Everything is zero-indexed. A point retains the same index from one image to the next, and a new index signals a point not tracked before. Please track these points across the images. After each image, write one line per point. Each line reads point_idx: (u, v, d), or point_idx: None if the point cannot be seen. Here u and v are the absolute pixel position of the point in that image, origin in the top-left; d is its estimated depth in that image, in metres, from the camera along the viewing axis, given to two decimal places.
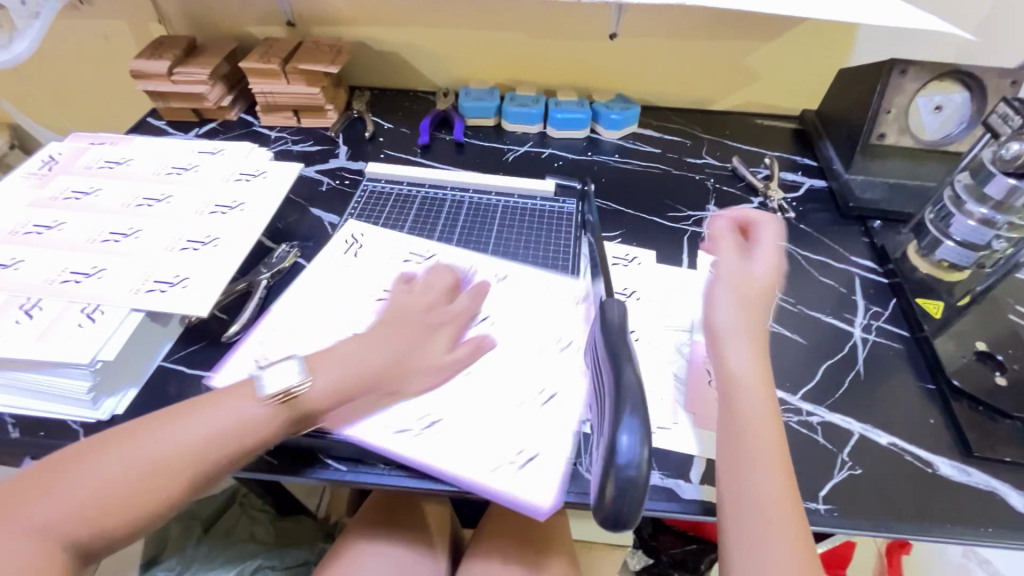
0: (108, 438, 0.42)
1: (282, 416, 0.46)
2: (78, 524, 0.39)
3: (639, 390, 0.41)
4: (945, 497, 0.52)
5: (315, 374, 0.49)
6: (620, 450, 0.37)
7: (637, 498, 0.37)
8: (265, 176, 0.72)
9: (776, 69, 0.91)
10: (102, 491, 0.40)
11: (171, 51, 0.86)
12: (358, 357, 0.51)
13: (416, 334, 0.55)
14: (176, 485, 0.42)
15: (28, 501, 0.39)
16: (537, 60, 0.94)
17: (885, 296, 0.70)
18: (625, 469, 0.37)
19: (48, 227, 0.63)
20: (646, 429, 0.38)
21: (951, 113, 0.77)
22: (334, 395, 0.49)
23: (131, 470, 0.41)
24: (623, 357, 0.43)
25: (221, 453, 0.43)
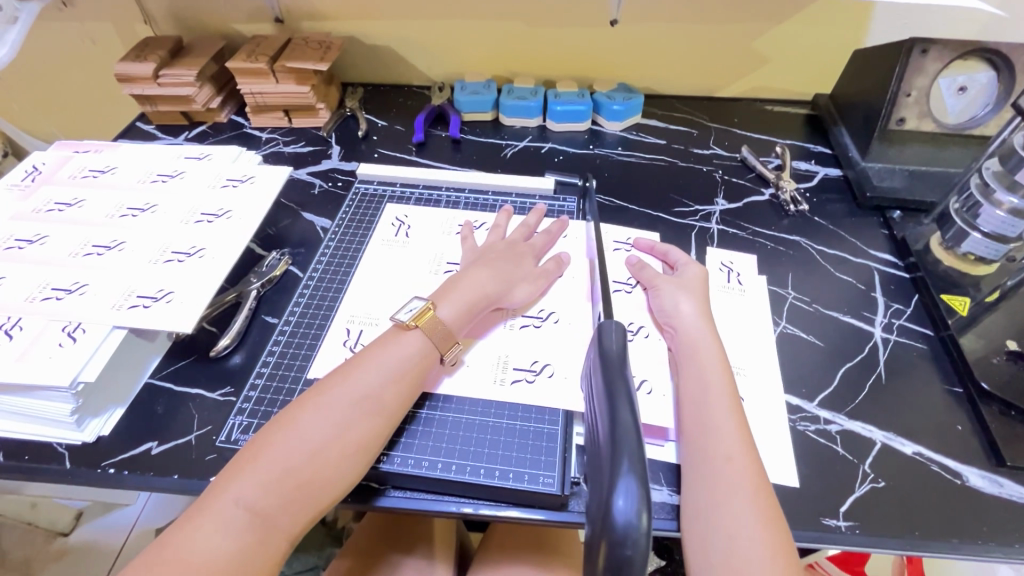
0: (237, 459, 0.43)
1: (435, 333, 0.52)
2: (240, 540, 0.39)
3: (637, 438, 0.37)
4: (975, 511, 0.49)
5: (439, 303, 0.54)
6: (615, 511, 0.34)
7: (637, 567, 0.33)
8: (252, 182, 0.69)
9: (787, 52, 0.86)
10: (254, 503, 0.41)
11: (155, 53, 0.84)
12: (475, 281, 0.57)
13: (509, 259, 0.61)
14: (317, 484, 0.43)
15: (184, 523, 0.40)
16: (535, 50, 0.90)
17: (906, 292, 0.66)
18: (622, 534, 0.33)
19: (30, 241, 0.61)
20: (644, 488, 0.35)
21: (976, 94, 0.72)
22: (467, 311, 0.55)
23: (269, 478, 0.41)
24: (620, 395, 0.40)
25: (351, 443, 0.44)
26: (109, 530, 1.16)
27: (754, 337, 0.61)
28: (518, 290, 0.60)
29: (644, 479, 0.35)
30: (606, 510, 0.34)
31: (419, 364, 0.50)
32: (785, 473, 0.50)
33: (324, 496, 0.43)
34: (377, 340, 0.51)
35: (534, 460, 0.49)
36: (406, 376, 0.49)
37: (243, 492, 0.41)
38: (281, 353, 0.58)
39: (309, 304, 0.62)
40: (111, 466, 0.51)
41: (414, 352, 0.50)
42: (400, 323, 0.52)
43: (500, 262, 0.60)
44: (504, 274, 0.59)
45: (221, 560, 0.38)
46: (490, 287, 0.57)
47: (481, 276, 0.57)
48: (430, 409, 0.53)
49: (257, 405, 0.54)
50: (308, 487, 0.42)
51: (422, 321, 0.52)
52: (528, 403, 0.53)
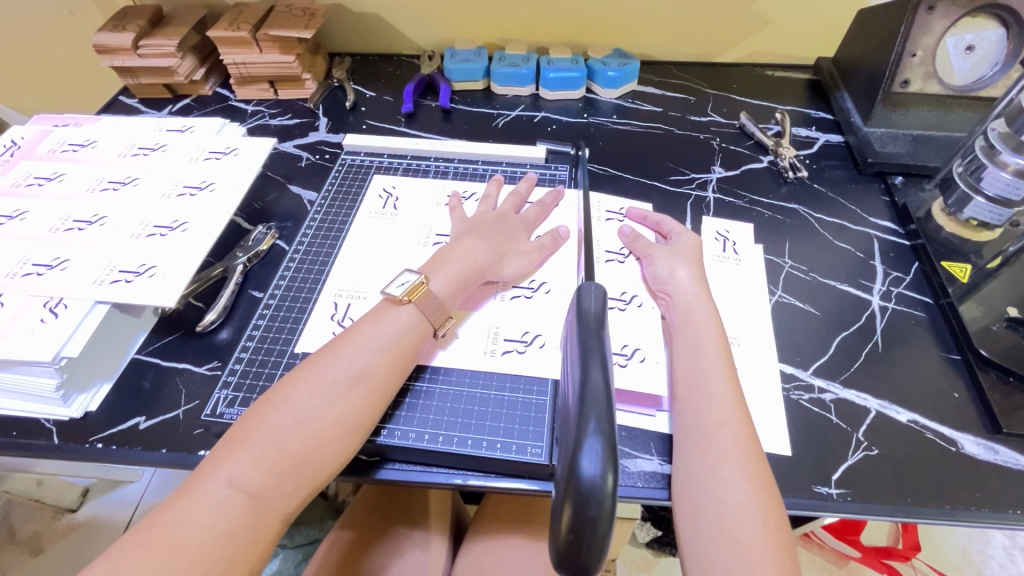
0: (226, 438, 0.42)
1: (427, 308, 0.51)
2: (228, 520, 0.39)
3: (605, 395, 0.36)
4: (969, 477, 0.48)
5: (432, 276, 0.53)
6: (581, 469, 0.34)
7: (601, 524, 0.33)
8: (236, 154, 0.67)
9: (789, 13, 0.83)
10: (243, 482, 0.40)
11: (134, 22, 0.81)
12: (467, 254, 0.56)
13: (500, 231, 0.59)
14: (310, 463, 0.42)
15: (174, 503, 0.39)
16: (527, 14, 0.86)
17: (906, 260, 0.65)
18: (587, 492, 0.33)
19: (10, 217, 0.60)
20: (609, 445, 0.34)
21: (985, 53, 0.68)
22: (460, 284, 0.54)
23: (260, 458, 0.41)
24: (592, 356, 0.39)
25: (344, 420, 0.44)
26: (114, 507, 1.17)
27: (750, 306, 0.59)
28: (510, 264, 0.58)
29: (609, 439, 0.34)
30: (571, 468, 0.34)
31: (409, 340, 0.49)
32: (778, 442, 0.50)
33: (318, 474, 0.42)
34: (368, 315, 0.50)
35: (523, 431, 0.49)
36: (399, 350, 0.48)
37: (229, 473, 0.40)
38: (267, 326, 0.57)
39: (295, 278, 0.61)
40: (99, 441, 0.51)
41: (404, 328, 0.49)
42: (391, 298, 0.51)
43: (491, 235, 0.58)
44: (497, 248, 0.58)
45: (215, 540, 0.38)
46: (482, 259, 0.56)
47: (473, 249, 0.56)
48: (419, 380, 0.52)
49: (243, 379, 0.53)
50: (301, 466, 0.42)
51: (416, 297, 0.51)
52: (518, 374, 0.52)
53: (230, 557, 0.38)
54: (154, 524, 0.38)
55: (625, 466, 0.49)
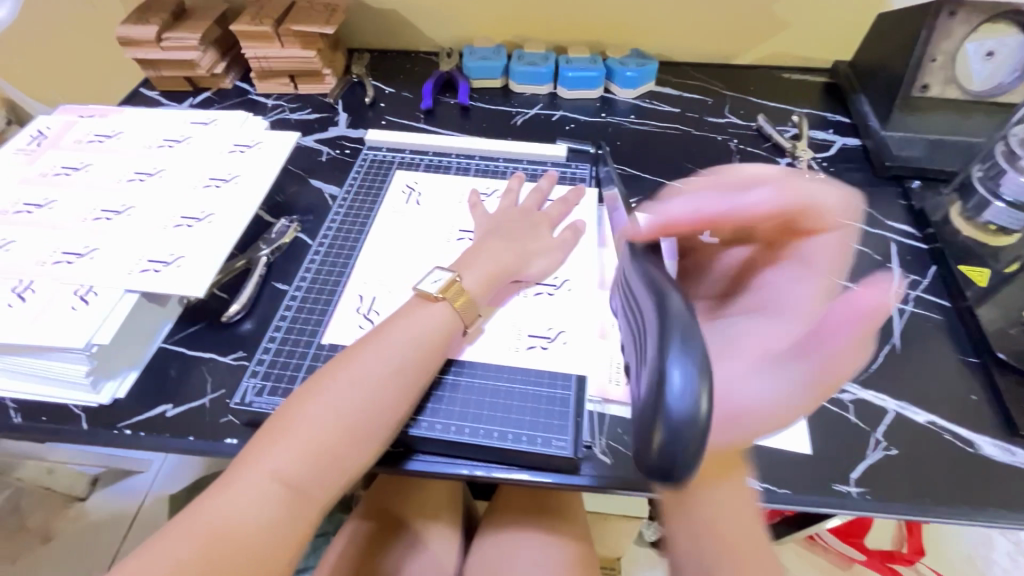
0: (264, 431, 0.43)
1: (460, 305, 0.52)
2: (275, 509, 0.40)
3: (690, 320, 0.37)
4: (986, 478, 0.49)
5: (463, 272, 0.55)
6: (670, 391, 0.34)
7: (691, 450, 0.34)
8: (261, 147, 0.68)
9: (806, 17, 0.83)
10: (287, 473, 0.41)
11: (158, 15, 0.82)
12: (495, 252, 0.57)
13: (524, 230, 0.61)
14: (347, 454, 0.43)
15: (216, 491, 0.41)
16: (546, 14, 0.87)
17: (923, 263, 0.65)
18: (679, 405, 0.34)
19: (39, 205, 0.61)
20: (702, 366, 0.35)
21: (1005, 59, 0.69)
22: (488, 281, 0.55)
23: (299, 451, 0.42)
24: (665, 285, 0.40)
25: (379, 415, 0.45)
26: (123, 496, 1.18)
27: None
28: (534, 264, 0.59)
29: (700, 355, 0.35)
30: (660, 387, 0.35)
31: (441, 334, 0.50)
32: (797, 441, 0.51)
33: (354, 466, 0.43)
34: (401, 311, 0.51)
35: (547, 424, 0.50)
36: (430, 346, 0.49)
37: (271, 466, 0.41)
38: (293, 317, 0.58)
39: (320, 271, 0.62)
40: (127, 428, 0.52)
41: (436, 323, 0.50)
42: (424, 294, 0.52)
43: (520, 236, 0.60)
44: (523, 248, 0.59)
45: (258, 530, 0.39)
46: (509, 257, 0.57)
47: (500, 248, 0.58)
48: (447, 372, 0.52)
49: (270, 369, 0.54)
50: (339, 458, 0.43)
51: (450, 293, 0.52)
52: (541, 368, 0.53)
53: (276, 542, 0.40)
54: (198, 510, 0.40)
55: None
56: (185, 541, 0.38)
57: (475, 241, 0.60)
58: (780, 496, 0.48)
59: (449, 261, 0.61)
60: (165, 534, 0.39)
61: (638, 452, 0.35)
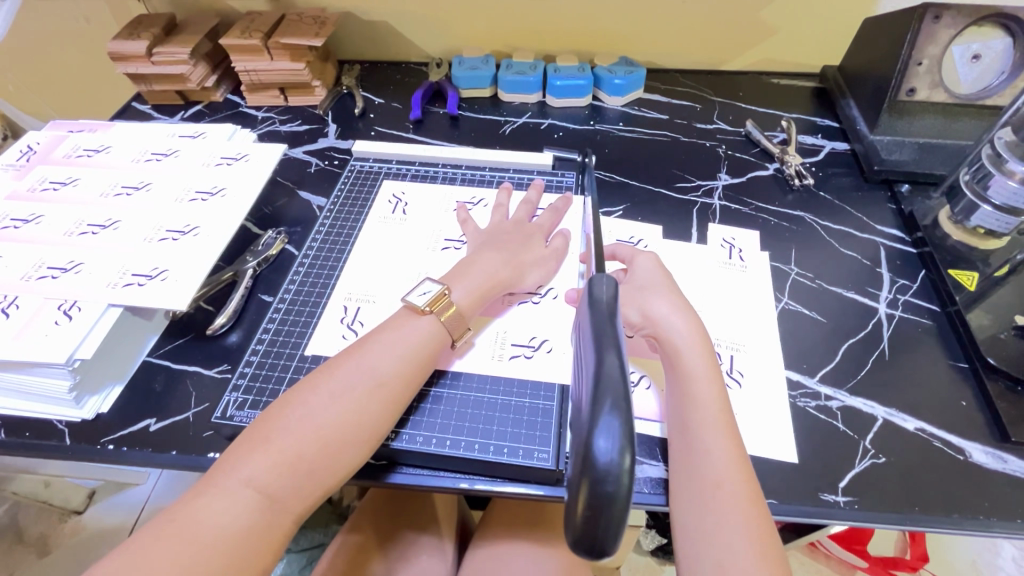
0: (243, 440, 0.43)
1: (448, 319, 0.51)
2: (246, 519, 0.40)
3: (621, 380, 0.35)
4: (977, 486, 0.48)
5: (453, 286, 0.54)
6: (597, 449, 0.32)
7: (617, 508, 0.32)
8: (248, 160, 0.68)
9: (794, 22, 0.83)
10: (261, 482, 0.41)
11: (148, 30, 0.82)
12: (488, 263, 0.56)
13: (520, 242, 0.60)
14: (324, 467, 0.42)
15: (190, 500, 0.40)
16: (534, 23, 0.87)
17: (912, 267, 0.65)
18: (603, 471, 0.32)
19: (26, 221, 0.61)
20: (627, 425, 0.33)
21: (991, 62, 0.69)
22: (480, 294, 0.54)
23: (277, 460, 0.41)
24: (605, 343, 0.37)
25: (358, 426, 0.44)
26: (120, 509, 1.18)
27: (755, 313, 0.60)
28: (530, 275, 0.58)
29: (628, 418, 0.33)
30: (586, 453, 0.33)
31: (428, 348, 0.49)
32: (784, 449, 0.50)
33: (331, 477, 0.43)
34: (388, 322, 0.51)
35: (530, 435, 0.49)
36: (414, 359, 0.48)
37: (245, 476, 0.40)
38: (276, 329, 0.57)
39: (304, 282, 0.62)
40: (111, 443, 0.51)
41: (424, 337, 0.50)
42: (412, 306, 0.51)
43: (513, 247, 0.59)
44: (519, 259, 0.58)
45: (231, 541, 0.39)
46: (504, 269, 0.56)
47: (493, 260, 0.57)
48: (437, 385, 0.52)
49: (252, 382, 0.53)
50: (316, 469, 0.42)
51: (437, 307, 0.51)
52: (525, 378, 0.53)
53: (247, 554, 0.39)
54: (170, 518, 0.39)
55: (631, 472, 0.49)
56: (154, 549, 0.37)
57: (469, 253, 0.59)
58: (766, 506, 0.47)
59: (439, 273, 0.61)
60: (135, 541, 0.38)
61: (566, 517, 0.34)
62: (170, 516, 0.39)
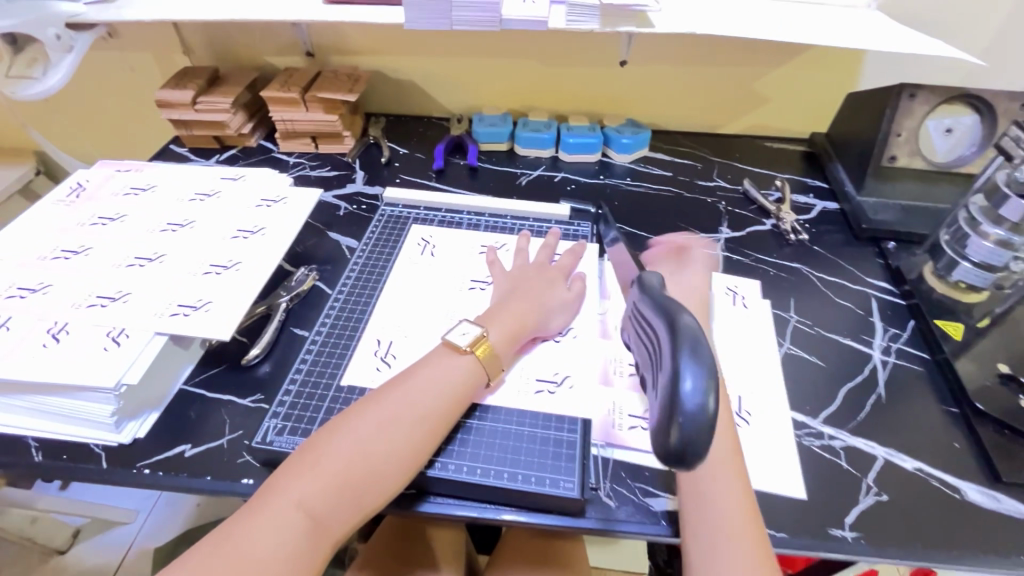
0: (291, 462, 0.46)
1: (486, 360, 0.54)
2: (294, 539, 0.42)
3: (699, 331, 0.41)
4: (974, 524, 0.51)
5: (488, 327, 0.57)
6: (685, 391, 0.37)
7: (703, 442, 0.37)
8: (285, 202, 0.73)
9: (786, 93, 0.92)
10: (308, 504, 0.43)
11: (193, 82, 0.89)
12: (518, 308, 0.60)
13: (544, 283, 0.64)
14: (365, 491, 0.45)
15: (240, 521, 0.42)
16: (550, 87, 0.96)
17: (902, 317, 0.70)
18: (691, 414, 0.37)
19: (76, 252, 0.65)
20: (711, 371, 0.38)
21: (961, 135, 0.78)
22: (512, 336, 0.58)
23: (322, 483, 0.44)
24: (677, 309, 0.43)
25: (400, 451, 0.47)
26: (105, 550, 1.15)
27: (759, 357, 0.64)
28: (555, 318, 0.62)
29: (706, 371, 0.38)
30: (674, 389, 0.37)
31: (465, 383, 0.52)
32: (792, 486, 0.53)
33: (371, 502, 0.45)
34: (427, 360, 0.54)
35: (555, 466, 0.52)
36: (453, 395, 0.51)
37: (292, 500, 0.43)
38: (313, 360, 0.61)
39: (339, 317, 0.65)
40: (147, 467, 0.53)
41: (463, 374, 0.53)
42: (451, 346, 0.55)
43: (539, 292, 0.63)
44: (543, 302, 0.62)
45: (278, 560, 0.41)
46: (531, 312, 0.60)
47: (521, 306, 0.60)
48: (470, 418, 0.55)
49: (291, 410, 0.56)
50: (359, 492, 0.45)
51: (479, 349, 0.54)
52: (549, 412, 0.56)
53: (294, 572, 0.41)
54: (222, 538, 0.41)
55: (649, 505, 0.51)
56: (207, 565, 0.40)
57: (499, 297, 0.63)
58: (778, 540, 0.49)
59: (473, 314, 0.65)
60: (193, 555, 0.41)
61: (657, 445, 0.38)
62: (223, 535, 0.42)
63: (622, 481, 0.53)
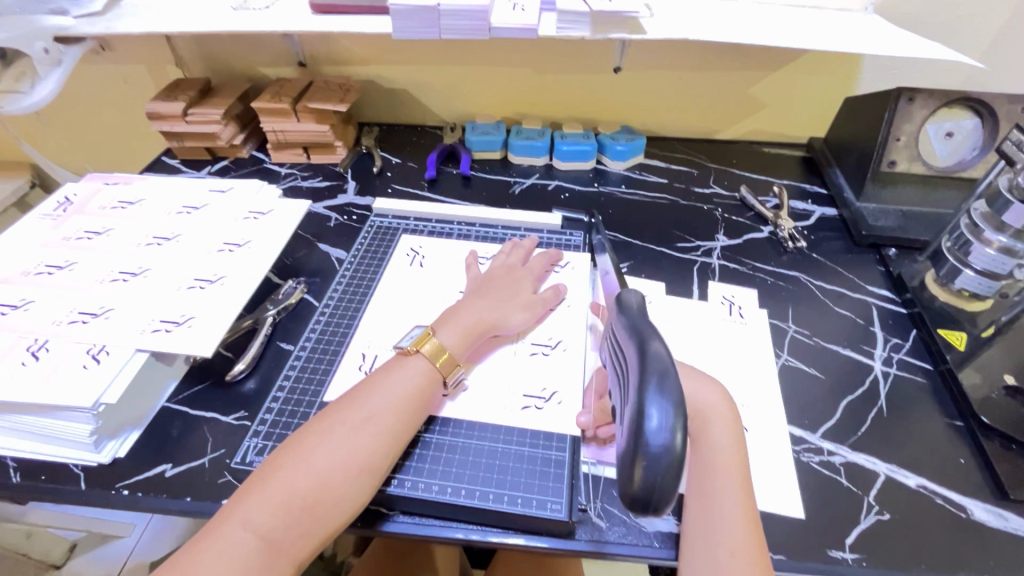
0: (245, 484, 0.44)
1: (436, 358, 0.53)
2: (248, 564, 0.40)
3: (667, 360, 0.39)
4: (981, 545, 0.49)
5: (441, 329, 0.56)
6: (650, 428, 0.36)
7: (669, 484, 0.35)
8: (273, 214, 0.72)
9: (782, 98, 0.91)
10: (261, 526, 0.41)
11: (185, 93, 0.89)
12: (474, 308, 0.59)
13: (507, 284, 0.63)
14: (322, 508, 0.43)
15: (195, 548, 0.41)
16: (543, 95, 0.95)
17: (904, 326, 0.68)
18: (658, 452, 0.35)
19: (60, 267, 0.64)
20: (678, 405, 0.37)
21: (962, 138, 0.76)
22: (469, 335, 0.56)
23: (276, 503, 0.42)
24: (648, 333, 0.42)
25: (358, 465, 0.45)
26: (100, 564, 1.13)
27: (755, 369, 0.62)
28: (515, 316, 0.60)
29: (679, 405, 0.36)
30: (639, 425, 0.36)
31: (418, 386, 0.51)
32: (790, 505, 0.51)
33: (330, 519, 0.44)
34: (381, 368, 0.53)
35: (542, 486, 0.50)
36: (407, 399, 0.50)
37: (243, 523, 0.41)
38: (297, 376, 0.59)
39: (324, 331, 0.64)
40: (125, 488, 0.52)
41: (414, 376, 0.51)
42: (402, 350, 0.54)
43: (499, 292, 0.62)
44: (503, 301, 0.61)
45: None
46: (490, 313, 0.59)
47: (479, 305, 0.59)
48: (429, 431, 0.54)
49: (272, 428, 0.55)
50: (316, 510, 0.43)
51: (424, 347, 0.53)
52: (537, 428, 0.54)
53: None
54: (176, 568, 0.40)
55: (640, 524, 0.49)
56: None
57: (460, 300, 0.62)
58: (775, 562, 0.47)
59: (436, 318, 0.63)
60: None
61: (622, 484, 0.37)
62: (178, 563, 0.40)
63: (613, 500, 0.51)
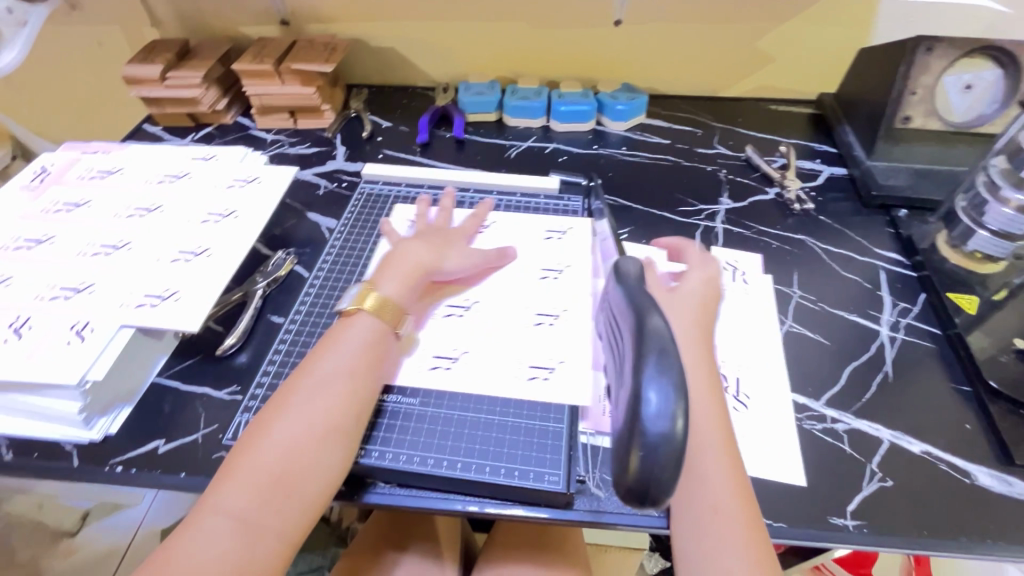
0: (226, 465, 0.43)
1: (379, 309, 0.52)
2: (238, 540, 0.40)
3: (668, 336, 0.37)
4: (984, 510, 0.48)
5: (379, 282, 0.54)
6: (648, 413, 0.34)
7: (669, 472, 0.34)
8: (260, 181, 0.70)
9: (793, 51, 0.86)
10: (249, 504, 0.41)
11: (162, 55, 0.84)
12: (408, 257, 0.57)
13: (439, 234, 0.62)
14: (308, 482, 0.43)
15: (184, 528, 0.40)
16: (540, 52, 0.90)
17: (913, 290, 0.66)
18: (657, 440, 0.34)
19: (40, 241, 0.62)
20: (677, 385, 0.35)
21: (981, 92, 0.72)
22: (408, 285, 0.55)
23: (262, 481, 0.41)
24: (644, 305, 0.40)
25: (339, 436, 0.45)
26: (113, 533, 1.15)
27: (758, 336, 0.60)
28: (450, 263, 0.59)
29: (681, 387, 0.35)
30: (637, 409, 0.35)
31: (375, 349, 0.50)
32: (792, 472, 0.50)
33: (316, 493, 0.43)
34: (330, 332, 0.51)
35: (540, 458, 0.49)
36: (373, 366, 0.49)
37: (229, 502, 0.40)
38: (287, 350, 0.58)
39: (315, 304, 0.62)
40: (119, 464, 0.51)
41: (365, 336, 0.50)
42: (344, 312, 0.52)
43: (436, 241, 0.60)
44: (438, 250, 0.59)
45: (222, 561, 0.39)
46: (426, 261, 0.58)
47: (412, 253, 0.58)
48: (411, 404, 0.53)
49: (263, 404, 0.54)
50: (301, 484, 0.42)
51: (366, 302, 0.52)
52: (534, 400, 0.53)
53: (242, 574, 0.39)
54: (169, 551, 0.39)
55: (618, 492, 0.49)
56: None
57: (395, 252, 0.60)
58: (774, 529, 0.47)
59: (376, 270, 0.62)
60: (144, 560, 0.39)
61: (617, 472, 0.36)
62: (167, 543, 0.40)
63: (611, 470, 0.50)
